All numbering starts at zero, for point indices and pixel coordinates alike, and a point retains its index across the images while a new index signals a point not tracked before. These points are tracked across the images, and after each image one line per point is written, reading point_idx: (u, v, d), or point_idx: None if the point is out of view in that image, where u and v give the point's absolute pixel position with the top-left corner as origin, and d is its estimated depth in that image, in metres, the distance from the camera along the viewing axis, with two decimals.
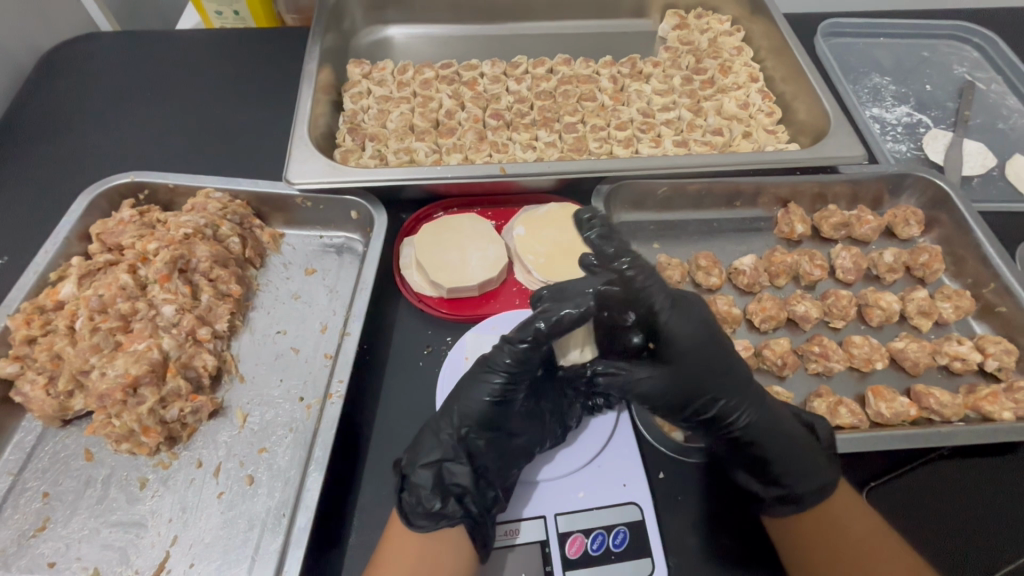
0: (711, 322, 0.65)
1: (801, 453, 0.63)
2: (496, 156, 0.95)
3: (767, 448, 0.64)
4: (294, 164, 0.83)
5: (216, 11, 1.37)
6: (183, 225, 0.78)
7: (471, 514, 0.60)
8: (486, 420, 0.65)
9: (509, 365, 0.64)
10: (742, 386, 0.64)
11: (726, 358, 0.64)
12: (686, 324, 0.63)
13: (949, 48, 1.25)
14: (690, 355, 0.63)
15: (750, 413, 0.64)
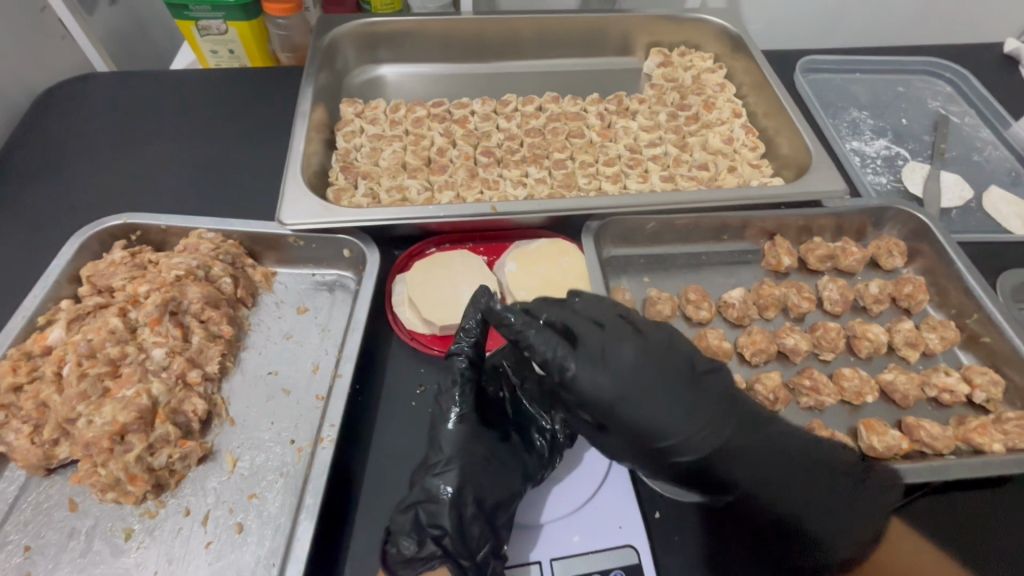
0: (644, 371, 0.59)
1: (820, 499, 0.64)
2: (487, 194, 0.98)
3: (773, 501, 0.63)
4: (288, 204, 0.84)
5: (212, 50, 1.41)
6: (175, 267, 0.79)
7: (451, 555, 0.58)
8: (462, 452, 0.63)
9: (459, 378, 0.68)
10: (711, 445, 0.60)
11: (693, 419, 0.59)
12: (627, 392, 0.59)
13: (922, 83, 1.30)
14: (646, 426, 0.59)
15: (741, 468, 0.61)
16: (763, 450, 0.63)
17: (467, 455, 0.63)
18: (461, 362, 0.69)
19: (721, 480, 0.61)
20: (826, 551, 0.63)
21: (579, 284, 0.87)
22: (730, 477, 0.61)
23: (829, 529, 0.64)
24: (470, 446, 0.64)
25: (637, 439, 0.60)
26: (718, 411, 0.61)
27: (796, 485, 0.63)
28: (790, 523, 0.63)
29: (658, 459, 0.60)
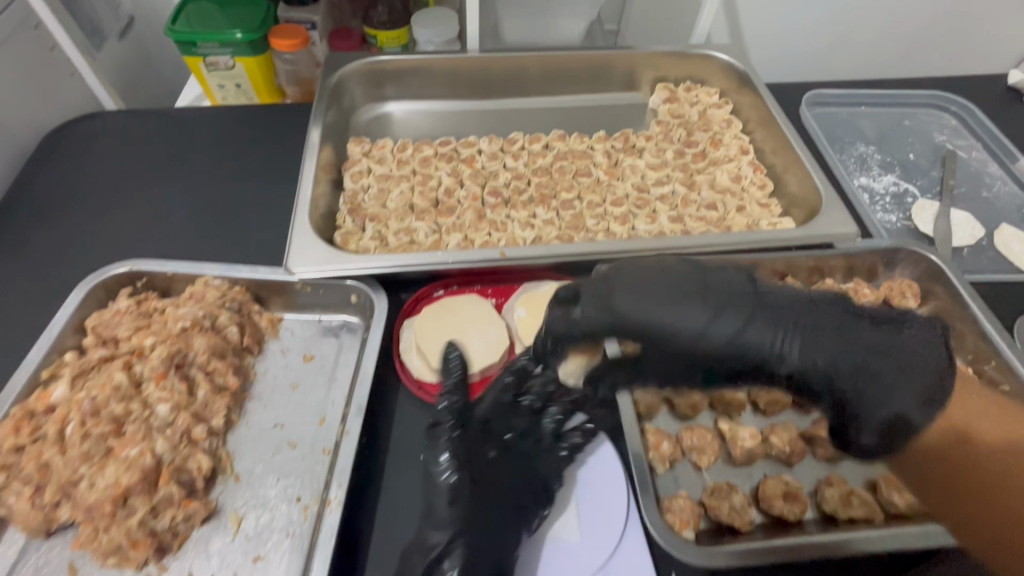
0: (643, 275, 0.60)
1: (903, 360, 0.55)
2: (495, 235, 0.97)
3: (842, 373, 0.56)
4: (295, 252, 0.83)
5: (219, 84, 1.42)
6: (181, 317, 0.78)
7: None
8: (456, 525, 0.65)
9: (453, 449, 0.70)
10: (741, 324, 0.57)
11: (701, 307, 0.57)
12: (631, 296, 0.59)
13: (928, 117, 1.30)
14: (656, 325, 0.58)
15: (766, 334, 0.57)
16: (785, 315, 0.58)
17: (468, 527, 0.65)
18: (446, 426, 0.73)
19: (754, 358, 0.58)
20: (908, 419, 0.53)
21: None
22: (761, 348, 0.58)
23: (902, 382, 0.54)
24: (470, 516, 0.66)
25: (654, 340, 0.59)
26: (724, 289, 0.59)
27: (847, 339, 0.57)
28: (879, 391, 0.55)
29: (682, 356, 0.59)
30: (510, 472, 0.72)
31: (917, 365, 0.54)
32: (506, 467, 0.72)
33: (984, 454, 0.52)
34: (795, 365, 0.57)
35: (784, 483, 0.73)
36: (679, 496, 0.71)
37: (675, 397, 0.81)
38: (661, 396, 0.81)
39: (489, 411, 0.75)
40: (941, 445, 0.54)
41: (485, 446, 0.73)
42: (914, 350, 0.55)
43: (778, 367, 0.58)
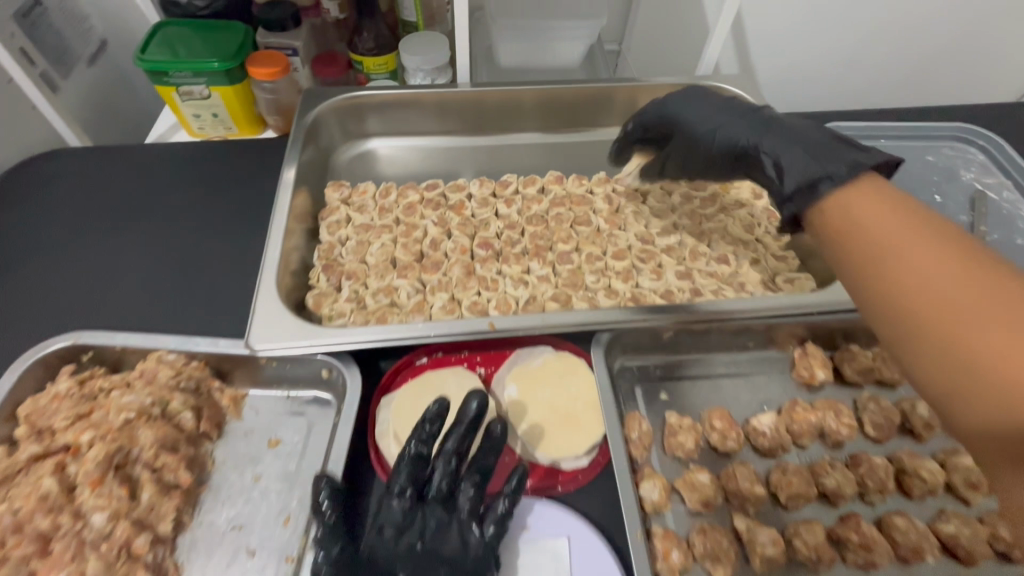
0: (705, 106, 0.79)
1: (834, 150, 0.62)
2: (484, 295, 0.88)
3: (787, 153, 0.66)
4: (258, 325, 0.74)
5: (195, 114, 1.33)
6: (126, 407, 0.68)
7: None
8: None
9: None
10: (744, 120, 0.74)
11: (722, 117, 0.76)
12: (693, 115, 0.80)
13: (953, 151, 1.21)
14: (680, 117, 0.82)
15: (740, 133, 0.73)
16: (779, 130, 0.69)
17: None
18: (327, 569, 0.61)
19: (733, 144, 0.74)
20: (815, 176, 0.59)
21: (590, 412, 0.76)
22: (737, 133, 0.74)
23: (830, 165, 0.59)
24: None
25: (678, 126, 0.82)
26: (745, 111, 0.75)
27: (814, 151, 0.63)
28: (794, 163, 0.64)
29: (691, 136, 0.80)
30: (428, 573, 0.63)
31: (862, 171, 0.56)
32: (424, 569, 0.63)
33: (891, 261, 0.49)
34: (770, 157, 0.68)
35: None
36: None
37: (686, 492, 0.71)
38: (671, 490, 0.72)
39: (389, 523, 0.64)
40: (853, 264, 0.53)
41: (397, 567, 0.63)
42: (853, 164, 0.57)
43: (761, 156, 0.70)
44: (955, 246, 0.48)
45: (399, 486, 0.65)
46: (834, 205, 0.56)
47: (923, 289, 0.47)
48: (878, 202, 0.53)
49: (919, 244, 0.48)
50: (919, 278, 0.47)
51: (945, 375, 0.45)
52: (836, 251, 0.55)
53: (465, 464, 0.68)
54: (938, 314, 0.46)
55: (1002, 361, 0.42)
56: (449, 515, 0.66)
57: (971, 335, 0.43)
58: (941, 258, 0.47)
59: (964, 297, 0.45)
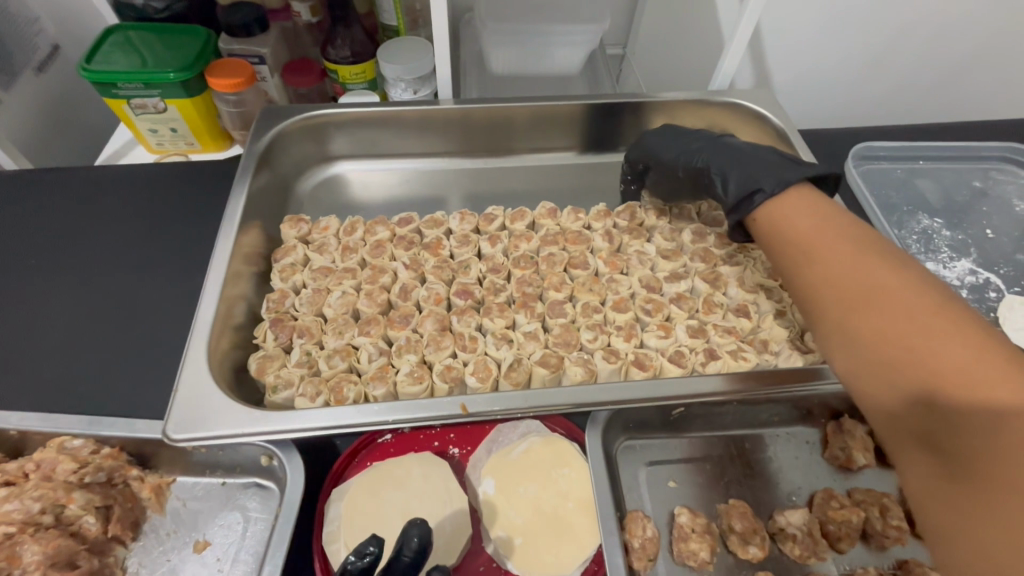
0: (672, 134, 0.86)
1: (767, 161, 0.70)
2: (461, 356, 0.75)
3: (729, 167, 0.74)
4: (178, 408, 0.61)
5: (151, 129, 1.19)
6: (7, 516, 0.57)
7: None
8: None
9: None
10: (696, 146, 0.81)
11: (679, 140, 0.84)
12: (655, 137, 0.88)
13: (1003, 176, 1.06)
14: (652, 149, 0.87)
15: (700, 153, 0.79)
16: (731, 149, 0.76)
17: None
18: None
19: (693, 165, 0.80)
20: (750, 189, 0.68)
21: (582, 515, 0.63)
22: (695, 155, 0.79)
23: (765, 178, 0.68)
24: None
25: (655, 159, 0.86)
26: (704, 135, 0.82)
27: (749, 165, 0.71)
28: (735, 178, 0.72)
29: (663, 166, 0.85)
30: None
31: (789, 185, 0.65)
32: None
33: (805, 256, 0.58)
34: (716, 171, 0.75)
35: None
36: None
37: None
38: None
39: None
40: (783, 262, 0.61)
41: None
42: (781, 176, 0.66)
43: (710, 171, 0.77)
44: (858, 242, 0.55)
45: None
46: (766, 211, 0.66)
47: (824, 281, 0.55)
48: (805, 208, 0.62)
49: (830, 242, 0.56)
50: (821, 269, 0.55)
51: (842, 355, 0.51)
52: (772, 253, 0.63)
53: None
54: (835, 301, 0.53)
55: (882, 341, 0.48)
56: None
57: (858, 320, 0.50)
58: (841, 253, 0.54)
59: (856, 288, 0.52)
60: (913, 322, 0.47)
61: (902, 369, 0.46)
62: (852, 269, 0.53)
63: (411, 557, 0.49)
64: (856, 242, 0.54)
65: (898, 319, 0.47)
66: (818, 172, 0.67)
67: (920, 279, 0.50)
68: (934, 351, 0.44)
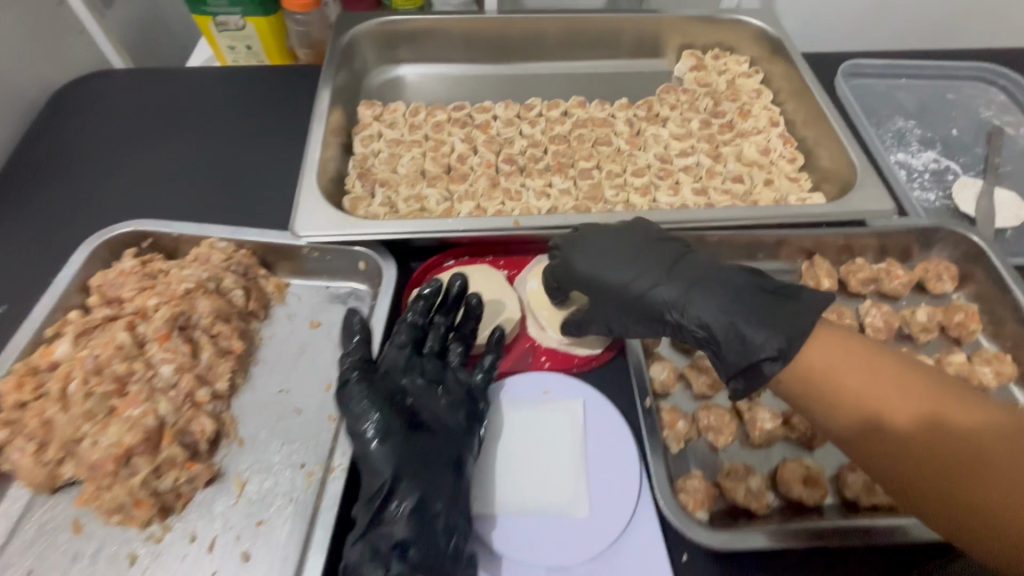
0: (624, 269, 0.67)
1: (761, 307, 0.59)
2: (508, 204, 0.93)
3: (708, 311, 0.60)
4: (303, 214, 0.81)
5: (229, 46, 1.35)
6: (186, 279, 0.76)
7: (419, 567, 0.53)
8: (399, 472, 0.58)
9: (375, 400, 0.63)
10: (660, 274, 0.65)
11: (631, 272, 0.66)
12: (588, 259, 0.70)
13: (975, 90, 1.21)
14: (594, 277, 0.69)
15: (665, 295, 0.64)
16: (700, 286, 0.62)
17: (405, 462, 0.59)
18: (351, 383, 0.64)
19: (659, 310, 0.65)
20: (754, 356, 0.56)
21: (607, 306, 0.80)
22: (661, 294, 0.64)
23: (770, 339, 0.56)
24: (407, 450, 0.60)
25: (598, 293, 0.69)
26: (657, 258, 0.67)
27: (735, 305, 0.59)
28: (725, 339, 0.59)
29: (612, 302, 0.68)
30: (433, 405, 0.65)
31: (799, 345, 0.55)
32: (427, 402, 0.65)
33: (858, 407, 0.52)
34: (695, 321, 0.61)
35: (804, 467, 0.69)
36: (693, 476, 0.67)
37: (693, 377, 0.77)
38: (677, 375, 0.77)
39: (390, 366, 0.66)
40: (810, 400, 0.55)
41: (400, 395, 0.64)
42: (785, 340, 0.55)
43: (684, 323, 0.62)
44: (897, 374, 0.52)
45: (403, 335, 0.68)
46: (783, 377, 0.56)
47: (905, 439, 0.50)
48: (834, 349, 0.54)
49: (876, 384, 0.52)
50: (875, 405, 0.52)
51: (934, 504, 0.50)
52: (792, 384, 0.56)
53: (454, 334, 0.72)
54: (893, 440, 0.51)
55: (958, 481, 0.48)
56: (445, 363, 0.69)
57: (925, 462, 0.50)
58: (891, 384, 0.52)
59: (938, 447, 0.49)
60: (973, 460, 0.48)
61: (986, 517, 0.47)
62: (903, 400, 0.51)
63: (456, 295, 0.72)
64: (897, 372, 0.52)
65: (964, 454, 0.49)
66: (825, 301, 0.57)
67: (974, 409, 0.50)
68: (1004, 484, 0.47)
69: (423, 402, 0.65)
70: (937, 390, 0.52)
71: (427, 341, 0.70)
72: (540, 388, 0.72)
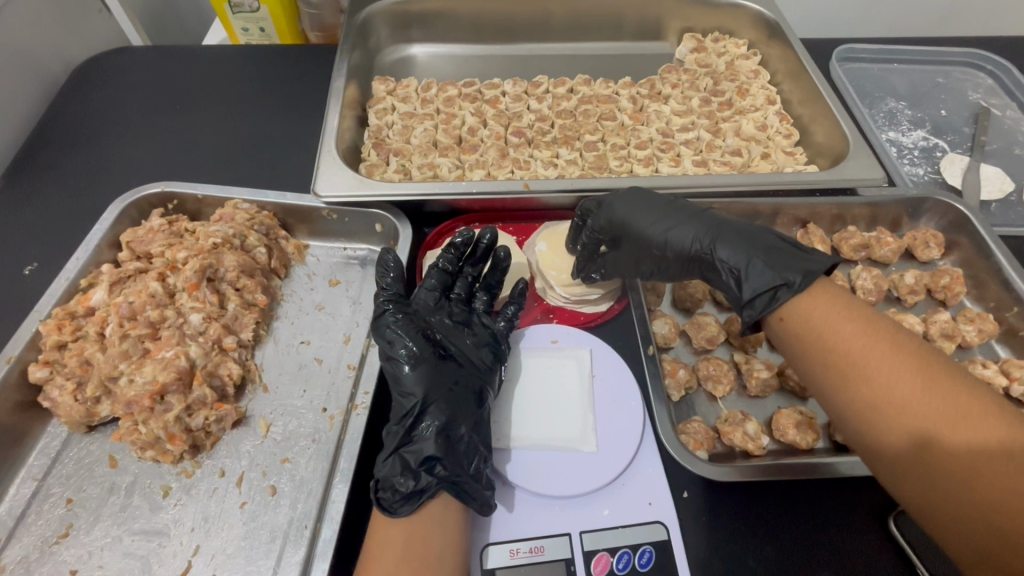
0: (655, 218, 0.74)
1: (779, 247, 0.67)
2: (518, 172, 0.96)
3: (733, 247, 0.68)
4: (322, 177, 0.84)
5: (242, 27, 1.23)
6: (212, 234, 0.80)
7: (446, 479, 0.59)
8: (427, 395, 0.65)
9: (408, 332, 0.70)
10: (689, 220, 0.73)
11: (664, 219, 0.74)
12: (625, 207, 0.76)
13: (963, 75, 1.26)
14: (627, 222, 0.75)
15: (693, 235, 0.71)
16: (724, 229, 0.70)
17: (435, 387, 0.66)
18: (387, 316, 0.73)
19: (686, 249, 0.71)
20: (771, 283, 0.64)
21: None
22: (688, 235, 0.71)
23: (785, 270, 0.64)
24: (436, 377, 0.67)
25: (628, 237, 0.75)
26: (686, 209, 0.74)
27: (756, 246, 0.68)
28: (747, 268, 0.67)
29: (641, 245, 0.74)
30: (456, 342, 0.73)
31: (813, 278, 0.63)
32: (452, 340, 0.73)
33: (844, 368, 0.57)
34: (721, 255, 0.69)
35: (798, 414, 0.73)
36: (693, 420, 0.72)
37: (694, 331, 0.81)
38: (679, 331, 0.81)
39: (421, 306, 0.75)
40: (819, 373, 0.60)
41: (430, 330, 0.73)
42: (798, 271, 0.64)
43: (711, 258, 0.70)
44: (889, 346, 0.57)
45: (434, 280, 0.76)
46: (793, 312, 0.63)
47: (885, 403, 0.54)
48: (833, 317, 0.60)
49: (865, 351, 0.57)
50: (875, 381, 0.55)
51: (906, 473, 0.53)
52: (804, 358, 0.61)
53: (479, 283, 0.81)
54: (891, 417, 0.54)
55: (947, 460, 0.50)
56: (468, 309, 0.78)
57: (919, 441, 0.52)
58: (894, 373, 0.55)
59: (916, 417, 0.52)
60: (945, 429, 0.51)
61: (949, 487, 0.49)
62: (905, 384, 0.54)
63: (485, 248, 0.79)
64: (890, 344, 0.57)
65: (954, 435, 0.50)
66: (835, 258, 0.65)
67: (963, 390, 0.52)
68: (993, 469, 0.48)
69: (450, 339, 0.73)
70: (929, 364, 0.54)
71: (455, 287, 0.79)
72: (549, 338, 0.79)
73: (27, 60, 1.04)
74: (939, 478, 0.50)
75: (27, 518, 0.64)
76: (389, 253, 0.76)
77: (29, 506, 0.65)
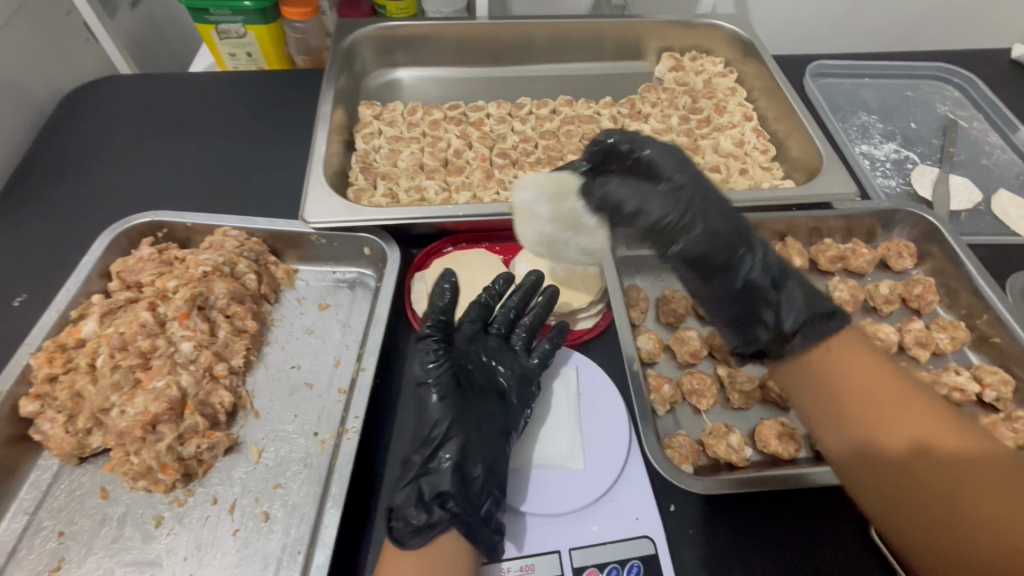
0: (698, 203, 0.64)
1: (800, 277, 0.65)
2: (503, 193, 0.98)
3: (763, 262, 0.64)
4: (311, 203, 0.86)
5: (228, 52, 1.25)
6: (203, 263, 0.81)
7: (458, 516, 0.60)
8: (444, 429, 0.66)
9: (443, 359, 0.71)
10: (723, 216, 0.65)
11: (705, 207, 0.64)
12: (665, 189, 0.65)
13: (931, 88, 1.31)
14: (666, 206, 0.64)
15: (730, 239, 0.64)
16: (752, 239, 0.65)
17: (458, 421, 0.66)
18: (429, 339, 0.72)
19: (723, 251, 0.63)
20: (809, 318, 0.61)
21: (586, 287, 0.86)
22: (727, 237, 0.63)
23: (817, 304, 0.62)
24: (461, 410, 0.68)
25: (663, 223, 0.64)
26: (719, 205, 0.65)
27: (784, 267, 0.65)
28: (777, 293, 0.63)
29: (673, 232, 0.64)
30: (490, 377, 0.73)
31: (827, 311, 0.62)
32: (485, 374, 0.73)
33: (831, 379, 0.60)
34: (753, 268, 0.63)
35: (779, 424, 0.74)
36: (678, 434, 0.74)
37: (677, 346, 0.83)
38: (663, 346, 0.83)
39: (461, 336, 0.76)
40: (805, 386, 0.62)
41: (466, 362, 0.73)
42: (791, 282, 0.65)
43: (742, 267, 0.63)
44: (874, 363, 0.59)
45: (476, 313, 0.78)
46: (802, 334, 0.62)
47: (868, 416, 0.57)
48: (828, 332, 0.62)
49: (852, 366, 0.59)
50: (862, 397, 0.57)
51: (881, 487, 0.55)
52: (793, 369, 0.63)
53: (520, 320, 0.80)
54: (871, 429, 0.56)
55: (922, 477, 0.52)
56: (507, 344, 0.78)
57: (901, 455, 0.54)
58: (878, 387, 0.57)
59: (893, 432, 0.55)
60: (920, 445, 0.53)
61: (922, 502, 0.52)
62: (887, 399, 0.56)
63: (529, 288, 0.80)
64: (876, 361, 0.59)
65: (930, 453, 0.53)
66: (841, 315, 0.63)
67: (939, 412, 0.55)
68: (969, 484, 0.51)
69: (484, 373, 0.73)
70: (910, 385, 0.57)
71: (495, 321, 0.79)
72: None
73: (14, 92, 1.05)
74: (915, 493, 0.53)
75: (19, 552, 0.64)
76: (452, 274, 0.75)
77: (20, 540, 0.65)
